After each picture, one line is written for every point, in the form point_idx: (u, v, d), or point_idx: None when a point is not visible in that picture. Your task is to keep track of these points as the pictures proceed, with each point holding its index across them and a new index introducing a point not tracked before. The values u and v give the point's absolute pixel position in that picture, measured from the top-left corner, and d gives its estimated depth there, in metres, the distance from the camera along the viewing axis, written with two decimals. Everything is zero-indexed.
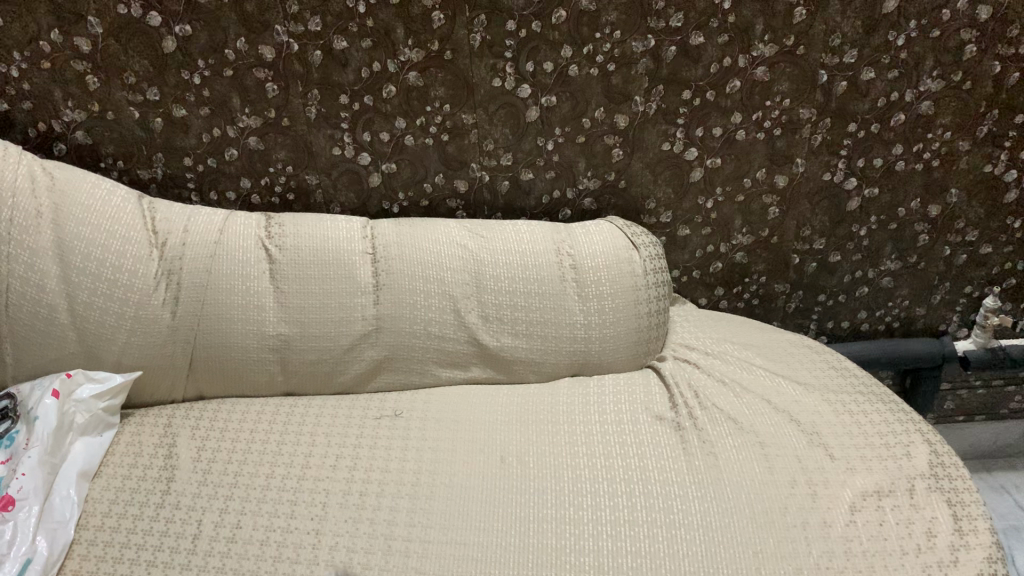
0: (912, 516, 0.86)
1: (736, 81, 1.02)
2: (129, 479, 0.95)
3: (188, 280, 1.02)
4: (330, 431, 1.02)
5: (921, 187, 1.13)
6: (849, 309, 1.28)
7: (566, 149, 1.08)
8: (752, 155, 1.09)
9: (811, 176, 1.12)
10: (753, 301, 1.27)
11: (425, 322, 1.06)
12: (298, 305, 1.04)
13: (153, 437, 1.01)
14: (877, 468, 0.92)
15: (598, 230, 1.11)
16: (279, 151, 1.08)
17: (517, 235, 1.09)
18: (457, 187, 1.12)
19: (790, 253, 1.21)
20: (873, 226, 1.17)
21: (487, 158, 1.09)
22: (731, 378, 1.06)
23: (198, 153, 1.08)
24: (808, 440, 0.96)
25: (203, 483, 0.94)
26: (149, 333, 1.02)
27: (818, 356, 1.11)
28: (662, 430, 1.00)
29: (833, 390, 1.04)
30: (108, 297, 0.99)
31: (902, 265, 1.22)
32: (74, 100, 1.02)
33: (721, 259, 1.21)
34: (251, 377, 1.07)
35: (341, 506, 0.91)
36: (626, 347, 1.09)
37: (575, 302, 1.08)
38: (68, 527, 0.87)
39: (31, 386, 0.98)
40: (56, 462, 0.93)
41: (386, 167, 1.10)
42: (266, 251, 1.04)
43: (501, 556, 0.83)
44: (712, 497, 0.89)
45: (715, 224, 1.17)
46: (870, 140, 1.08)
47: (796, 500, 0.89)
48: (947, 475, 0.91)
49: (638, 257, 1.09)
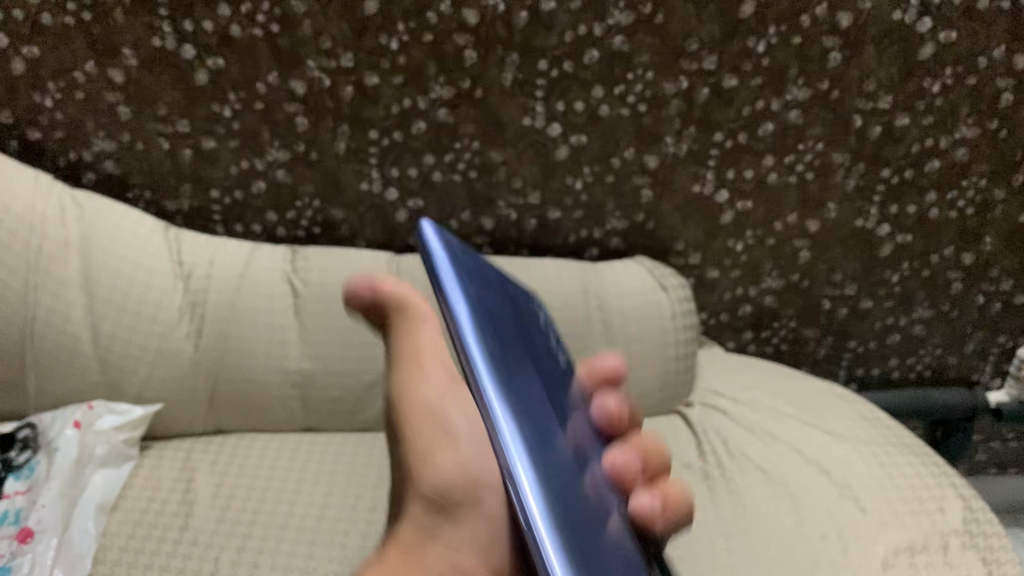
0: (947, 573, 0.85)
1: (769, 123, 1.01)
2: (147, 514, 0.93)
3: (213, 312, 1.01)
4: (351, 469, 1.01)
5: (955, 234, 1.11)
6: (879, 356, 1.25)
7: (596, 188, 1.07)
8: (783, 199, 1.08)
9: (843, 221, 1.10)
10: (782, 346, 1.24)
11: None
12: (322, 341, 1.03)
13: (171, 472, 1.00)
14: (910, 523, 0.90)
15: (626, 270, 1.08)
16: (307, 185, 1.07)
17: (544, 274, 1.06)
18: (484, 224, 1.10)
19: (821, 298, 1.19)
20: (905, 273, 1.15)
21: (515, 196, 1.07)
22: (760, 427, 1.03)
23: (225, 185, 1.07)
24: (839, 492, 0.94)
25: (221, 521, 0.93)
26: (171, 367, 1.01)
27: (849, 405, 1.09)
28: (690, 478, 0.98)
29: (864, 440, 1.02)
30: (132, 329, 0.99)
31: (934, 313, 1.20)
32: (105, 130, 1.02)
33: (750, 303, 1.19)
34: (271, 413, 1.05)
35: (361, 549, 0.90)
36: (651, 392, 1.07)
37: (602, 345, 1.05)
38: (85, 560, 0.87)
39: (52, 415, 0.97)
40: (75, 495, 0.92)
41: (413, 203, 1.08)
42: (291, 284, 1.03)
43: None
44: (741, 550, 0.88)
45: (745, 266, 1.15)
46: (903, 187, 1.07)
47: (827, 556, 0.87)
48: (982, 532, 0.90)
49: (666, 298, 1.07)
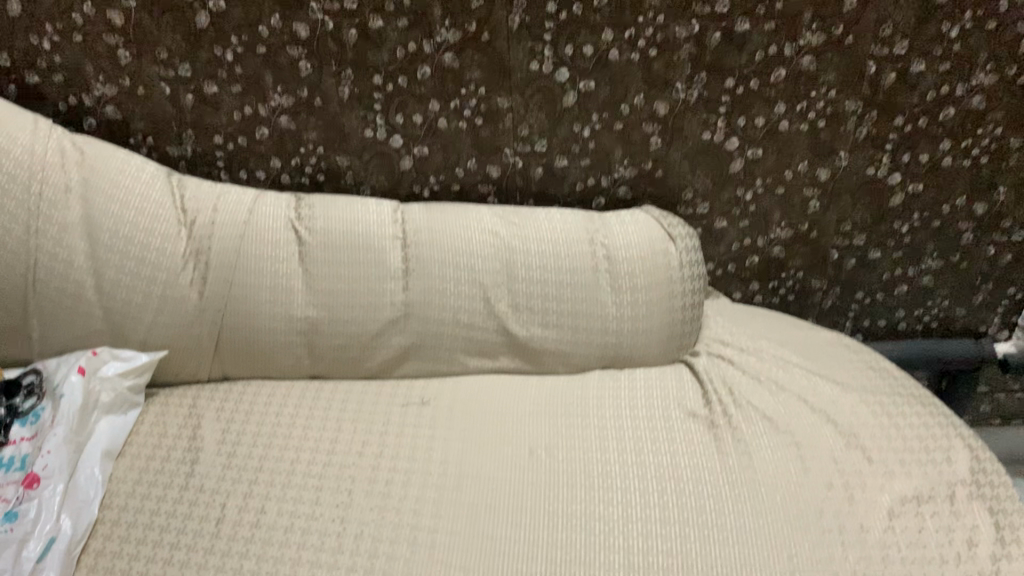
0: (953, 523, 0.85)
1: (781, 70, 0.99)
2: (153, 460, 0.94)
3: (217, 259, 1.00)
4: (356, 417, 1.01)
5: (968, 184, 1.10)
6: (887, 308, 1.24)
7: (604, 135, 1.05)
8: (795, 148, 1.06)
9: (854, 170, 1.09)
10: (789, 297, 1.23)
11: (454, 310, 1.04)
12: (327, 290, 1.02)
13: (176, 419, 1.00)
14: (916, 474, 0.90)
15: (633, 219, 1.07)
16: (310, 131, 1.06)
17: (551, 224, 1.06)
18: (490, 172, 1.09)
19: (830, 248, 1.18)
20: (915, 224, 1.14)
21: (522, 143, 1.06)
22: (766, 376, 1.03)
23: (228, 131, 1.06)
24: (845, 441, 0.94)
25: (227, 467, 0.93)
26: (176, 314, 1.00)
27: (856, 355, 1.08)
28: (696, 427, 0.98)
29: (871, 390, 1.02)
30: (136, 276, 0.98)
31: (944, 264, 1.19)
32: (105, 74, 1.00)
33: (758, 253, 1.18)
34: (276, 361, 1.05)
35: (367, 495, 0.90)
36: (658, 343, 1.06)
37: (608, 295, 1.05)
38: (91, 507, 0.87)
39: (57, 362, 0.97)
40: (81, 441, 0.91)
41: (418, 150, 1.07)
42: (296, 232, 1.02)
43: (526, 551, 0.83)
44: (747, 498, 0.88)
45: (754, 216, 1.14)
46: (916, 135, 1.05)
47: (832, 505, 0.87)
48: (988, 482, 0.90)
49: (674, 249, 1.05)
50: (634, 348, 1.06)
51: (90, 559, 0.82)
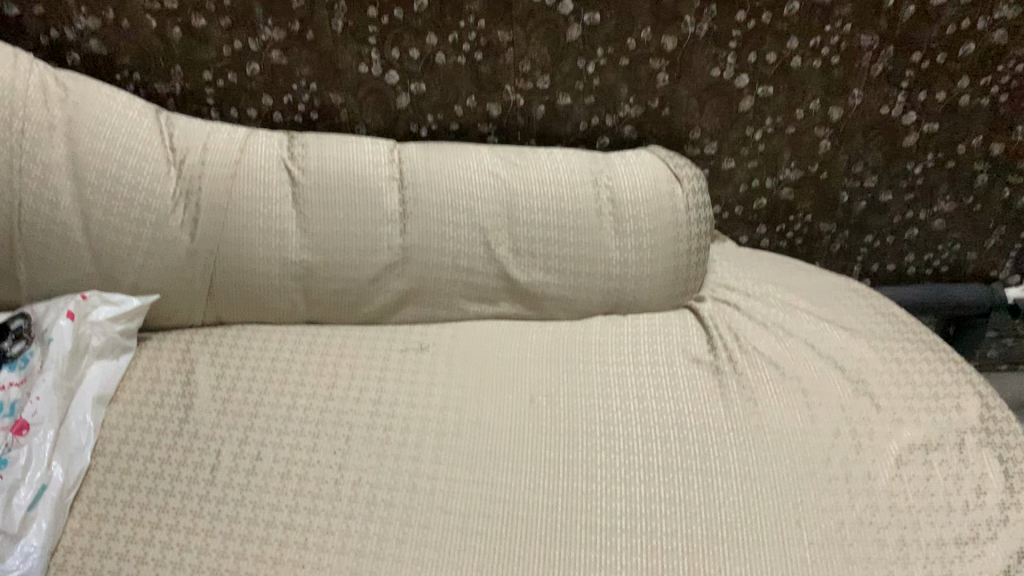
0: (961, 471, 0.84)
1: (795, 2, 0.95)
2: (146, 406, 0.92)
3: (208, 201, 0.97)
4: (354, 361, 0.99)
5: (985, 123, 1.06)
6: (897, 251, 1.22)
7: (609, 72, 1.01)
8: (807, 85, 1.02)
9: (867, 109, 1.05)
10: (796, 241, 1.21)
11: (453, 254, 1.01)
12: (322, 232, 0.99)
13: (170, 364, 0.97)
14: (925, 420, 0.88)
15: (639, 160, 1.03)
16: (303, 67, 1.01)
17: (553, 165, 1.02)
18: (490, 110, 1.05)
19: (839, 190, 1.14)
20: (929, 165, 1.11)
21: (523, 80, 1.02)
22: (773, 321, 1.01)
23: (217, 67, 1.01)
24: (853, 388, 0.92)
25: (222, 413, 0.91)
26: (167, 257, 0.97)
27: (864, 299, 1.06)
28: (700, 373, 0.95)
29: (879, 336, 0.99)
30: (125, 218, 0.95)
31: (957, 206, 1.16)
32: (87, 6, 0.96)
33: (766, 195, 1.15)
34: (272, 305, 1.02)
35: (365, 441, 0.89)
36: (662, 288, 1.04)
37: (612, 238, 1.02)
38: (83, 454, 0.85)
39: (45, 306, 0.94)
40: (71, 386, 0.89)
41: (415, 87, 1.03)
42: (289, 172, 0.99)
43: (527, 499, 0.82)
44: (752, 445, 0.86)
45: (763, 157, 1.10)
46: (934, 72, 1.01)
47: (839, 452, 0.85)
48: (998, 429, 0.88)
49: (680, 190, 1.02)
50: (636, 294, 1.03)
51: (84, 506, 0.81)
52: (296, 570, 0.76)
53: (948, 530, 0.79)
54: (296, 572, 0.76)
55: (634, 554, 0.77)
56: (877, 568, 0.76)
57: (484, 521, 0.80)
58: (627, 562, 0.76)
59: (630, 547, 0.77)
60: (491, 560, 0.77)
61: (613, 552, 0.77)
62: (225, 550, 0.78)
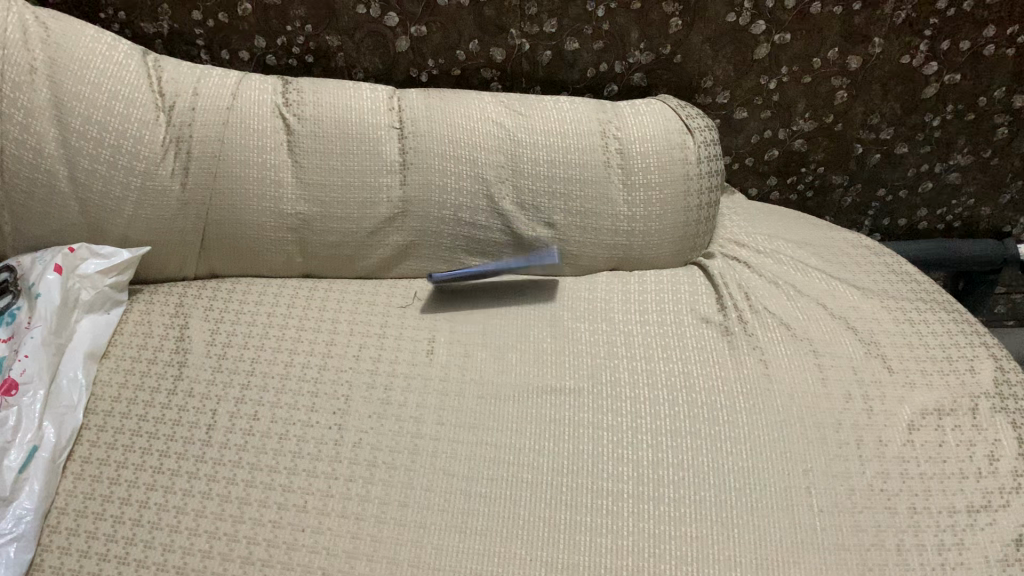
0: (974, 437, 0.82)
1: None
2: (139, 362, 0.89)
3: (199, 150, 0.92)
4: (353, 317, 0.96)
5: (1008, 75, 1.02)
6: (908, 205, 1.19)
7: (619, 15, 0.96)
8: (826, 32, 0.98)
9: (888, 58, 1.00)
10: (807, 193, 1.18)
11: (455, 208, 0.97)
12: (318, 183, 0.95)
13: (162, 318, 0.95)
14: (938, 384, 0.86)
15: (648, 110, 1.00)
16: (297, 8, 0.96)
17: (559, 114, 0.99)
18: (494, 55, 1.01)
19: (853, 142, 1.11)
20: (947, 117, 1.07)
21: (529, 24, 0.97)
22: (784, 279, 0.98)
23: (207, 6, 0.96)
24: (865, 349, 0.90)
25: (217, 370, 0.89)
26: (158, 208, 0.93)
27: (876, 257, 1.03)
28: (709, 333, 0.93)
29: (892, 295, 0.97)
30: (113, 165, 0.90)
31: (973, 160, 1.13)
32: None
33: (777, 146, 1.11)
34: (267, 257, 0.99)
35: (365, 401, 0.86)
36: (670, 242, 1.01)
37: (619, 191, 0.98)
38: (76, 412, 0.83)
39: (31, 259, 0.90)
40: (61, 343, 0.86)
41: (415, 30, 0.98)
42: (283, 119, 0.95)
43: (531, 461, 0.80)
44: (762, 408, 0.84)
45: (776, 107, 1.06)
46: (959, 20, 0.96)
47: (850, 416, 0.83)
48: (1012, 394, 0.86)
49: (692, 142, 0.98)
50: (643, 249, 1.01)
51: (76, 466, 0.79)
52: (295, 534, 0.74)
53: (960, 498, 0.77)
54: (295, 536, 0.74)
55: (641, 520, 0.75)
56: (887, 536, 0.74)
57: (488, 483, 0.78)
58: (634, 528, 0.74)
59: (638, 513, 0.75)
60: (496, 524, 0.75)
61: (620, 517, 0.75)
62: (222, 513, 0.76)
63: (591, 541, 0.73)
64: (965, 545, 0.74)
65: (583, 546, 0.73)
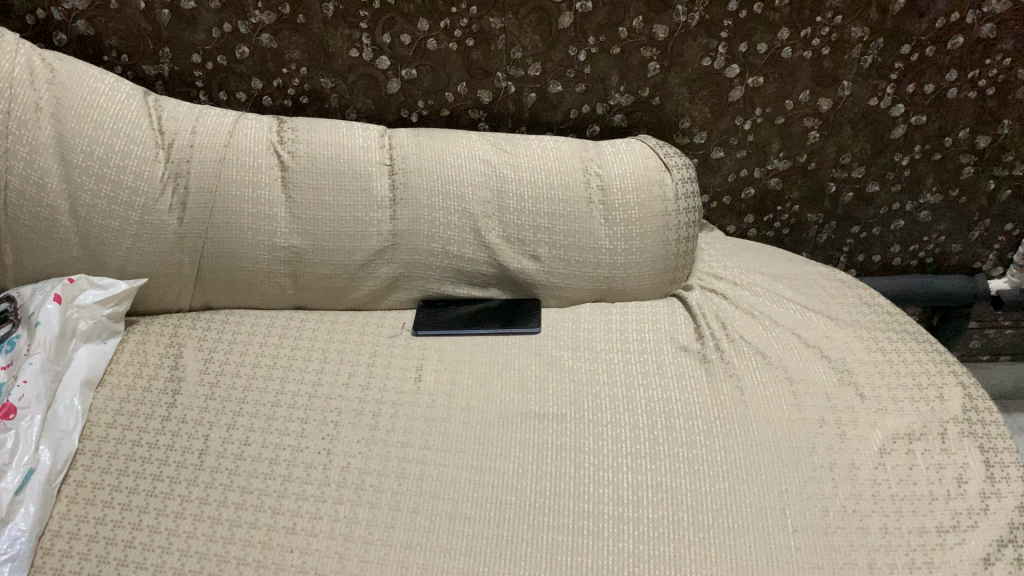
0: (943, 460, 0.84)
1: None
2: (135, 391, 0.92)
3: (196, 185, 0.96)
4: (343, 347, 0.99)
5: (972, 116, 1.07)
6: (882, 241, 1.24)
7: (600, 60, 1.01)
8: (797, 75, 1.02)
9: (857, 100, 1.05)
10: (784, 229, 1.22)
11: (443, 241, 1.01)
12: (311, 217, 0.99)
13: (157, 348, 0.98)
14: (909, 410, 0.89)
15: (629, 149, 1.04)
16: (293, 51, 1.01)
17: (544, 152, 1.03)
18: (481, 97, 1.05)
19: (826, 181, 1.15)
20: (915, 157, 1.12)
21: (514, 67, 1.02)
22: (760, 311, 1.02)
23: (206, 50, 1.00)
24: (838, 377, 0.93)
25: (211, 398, 0.91)
26: (155, 241, 0.96)
27: (851, 290, 1.07)
28: (687, 361, 0.96)
29: (864, 326, 1.01)
30: (112, 200, 0.93)
31: (942, 199, 1.17)
32: None
33: (754, 184, 1.16)
34: (261, 290, 1.03)
35: (354, 426, 0.89)
36: (650, 275, 1.05)
37: (601, 227, 1.02)
38: (71, 438, 0.85)
39: (32, 290, 0.94)
40: (58, 370, 0.89)
41: (406, 73, 1.03)
42: (278, 156, 0.98)
43: (514, 483, 0.82)
44: (738, 433, 0.87)
45: (751, 146, 1.11)
46: (923, 64, 1.01)
47: (824, 440, 0.86)
48: (981, 420, 0.88)
49: (670, 179, 1.02)
50: (624, 281, 1.04)
51: (71, 490, 0.81)
52: (283, 554, 0.76)
53: (930, 519, 0.79)
54: (283, 557, 0.76)
55: (621, 541, 0.77)
56: (860, 555, 0.76)
57: (472, 506, 0.80)
58: (614, 548, 0.76)
59: (617, 533, 0.78)
60: (478, 544, 0.77)
61: (599, 537, 0.77)
62: (213, 534, 0.78)
63: (571, 561, 0.75)
64: (935, 563, 0.75)
65: (564, 565, 0.75)
